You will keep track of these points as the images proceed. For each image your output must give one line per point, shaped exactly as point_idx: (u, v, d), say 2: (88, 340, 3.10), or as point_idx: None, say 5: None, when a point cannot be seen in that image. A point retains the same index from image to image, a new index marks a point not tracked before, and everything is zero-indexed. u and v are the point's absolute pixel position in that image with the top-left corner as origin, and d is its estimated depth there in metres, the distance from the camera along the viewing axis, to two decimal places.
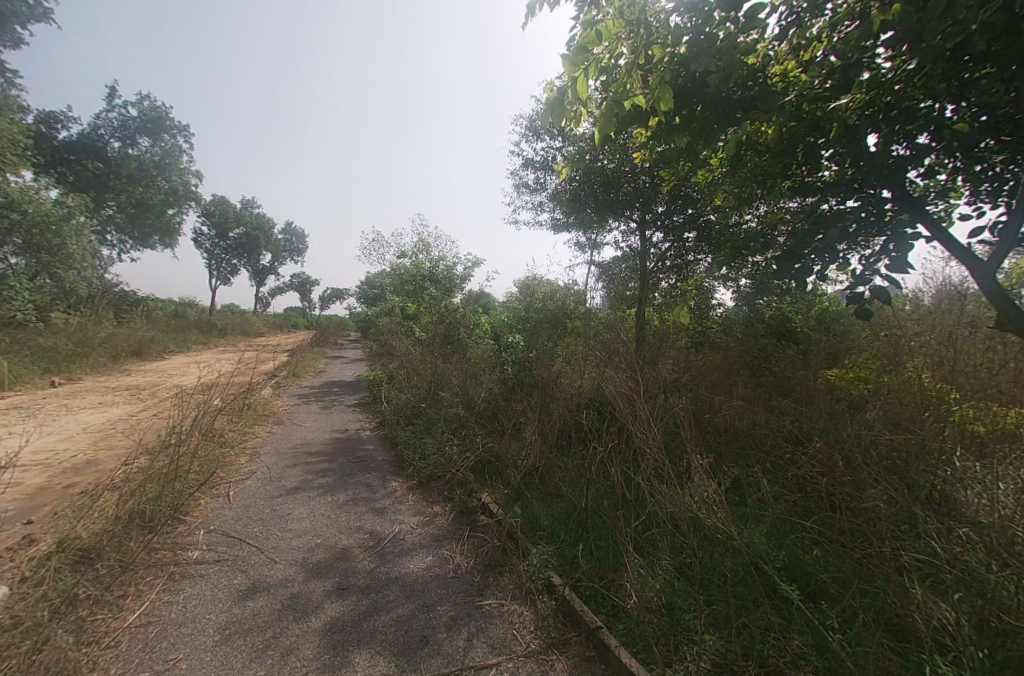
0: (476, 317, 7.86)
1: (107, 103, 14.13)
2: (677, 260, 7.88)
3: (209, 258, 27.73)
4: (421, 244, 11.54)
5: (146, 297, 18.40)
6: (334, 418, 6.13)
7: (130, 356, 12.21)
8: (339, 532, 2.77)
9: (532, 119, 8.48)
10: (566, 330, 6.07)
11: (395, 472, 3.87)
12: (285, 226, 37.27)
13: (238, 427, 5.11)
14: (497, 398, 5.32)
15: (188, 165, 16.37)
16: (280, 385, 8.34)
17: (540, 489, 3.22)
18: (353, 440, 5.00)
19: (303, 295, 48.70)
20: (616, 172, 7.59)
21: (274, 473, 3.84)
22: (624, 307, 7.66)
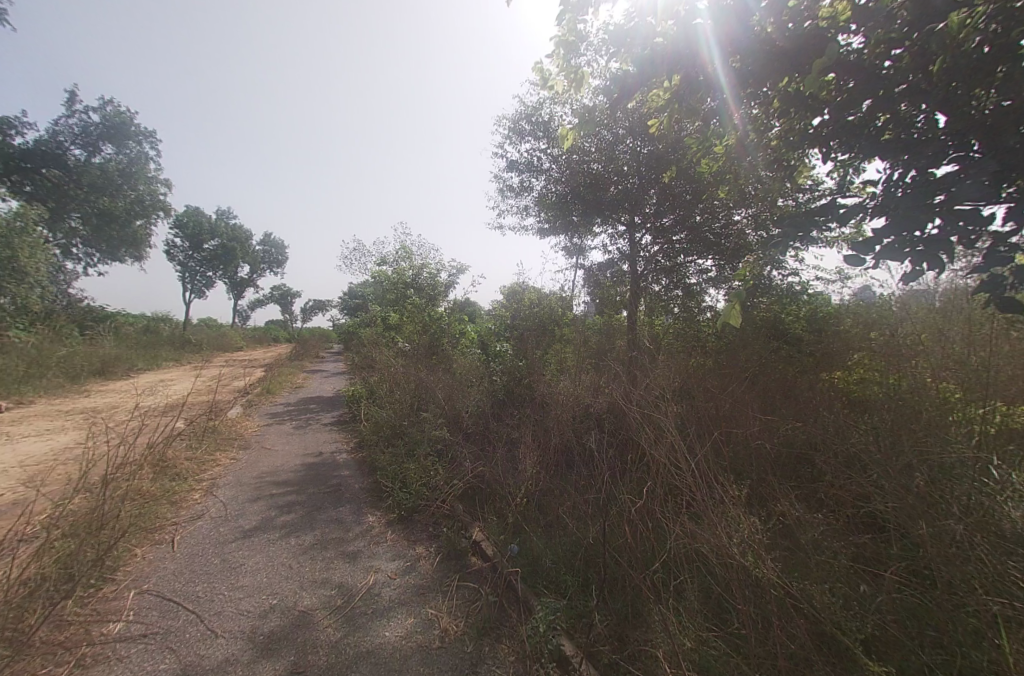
0: (461, 326, 7.44)
1: (68, 108, 13.36)
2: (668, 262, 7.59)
3: (183, 270, 26.76)
4: (403, 252, 11.07)
5: (113, 313, 17.47)
6: (308, 440, 5.61)
7: (92, 376, 11.39)
8: (301, 589, 2.29)
9: (517, 119, 8.16)
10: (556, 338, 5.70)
11: (372, 504, 3.40)
12: (265, 238, 36.48)
13: (197, 455, 4.55)
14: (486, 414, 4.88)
15: (157, 173, 15.63)
16: (252, 404, 7.73)
17: (540, 522, 2.80)
18: (328, 465, 4.50)
19: (283, 307, 47.47)
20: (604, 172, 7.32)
21: (232, 510, 3.32)
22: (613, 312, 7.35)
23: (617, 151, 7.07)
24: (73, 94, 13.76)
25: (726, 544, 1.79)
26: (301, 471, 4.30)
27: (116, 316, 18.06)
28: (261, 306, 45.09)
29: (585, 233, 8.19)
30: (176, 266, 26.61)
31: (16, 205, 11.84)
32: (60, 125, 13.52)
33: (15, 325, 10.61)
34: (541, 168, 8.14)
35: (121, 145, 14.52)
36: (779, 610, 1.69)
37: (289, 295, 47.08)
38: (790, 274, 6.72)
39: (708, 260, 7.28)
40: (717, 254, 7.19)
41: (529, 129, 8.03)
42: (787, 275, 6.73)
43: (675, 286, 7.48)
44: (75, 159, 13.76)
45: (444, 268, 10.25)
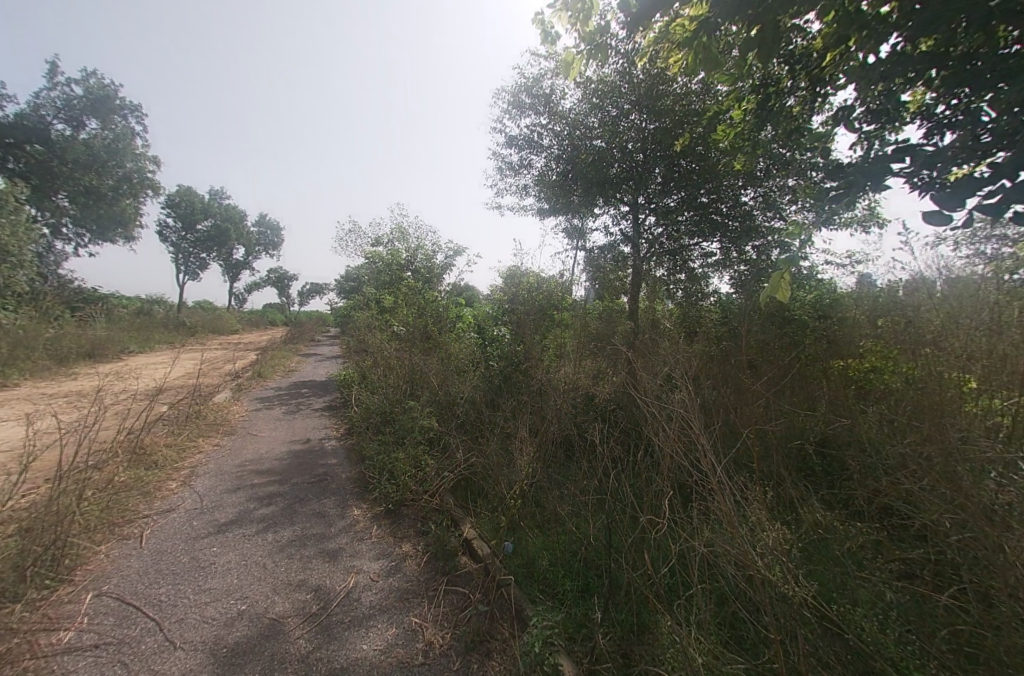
0: (457, 309, 7.17)
1: (47, 79, 12.76)
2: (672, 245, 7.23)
3: (176, 252, 26.25)
4: (398, 233, 10.70)
5: (103, 294, 17.11)
6: (297, 425, 5.40)
7: (81, 358, 11.13)
8: (274, 592, 2.09)
9: (516, 92, 7.72)
10: (554, 323, 5.44)
11: (358, 495, 3.20)
12: (260, 219, 35.83)
13: (178, 442, 4.34)
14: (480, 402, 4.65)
15: (145, 150, 15.08)
16: (242, 388, 7.50)
17: (536, 520, 2.60)
18: (315, 453, 4.29)
19: (280, 290, 46.95)
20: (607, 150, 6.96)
21: (208, 502, 3.12)
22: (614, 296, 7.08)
23: (622, 127, 6.68)
24: (53, 64, 13.13)
25: (747, 551, 1.59)
26: (287, 459, 4.09)
27: (108, 297, 17.71)
28: (258, 288, 44.59)
29: (586, 214, 7.84)
30: (168, 247, 26.09)
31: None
32: (40, 98, 12.94)
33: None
34: (541, 145, 7.74)
35: (105, 119, 13.96)
36: (804, 628, 1.50)
37: (286, 278, 46.50)
38: (799, 259, 6.42)
39: (713, 244, 6.96)
40: (723, 237, 6.86)
41: (529, 103, 7.60)
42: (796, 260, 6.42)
43: (677, 270, 7.17)
44: (58, 134, 13.23)
45: (440, 250, 9.90)
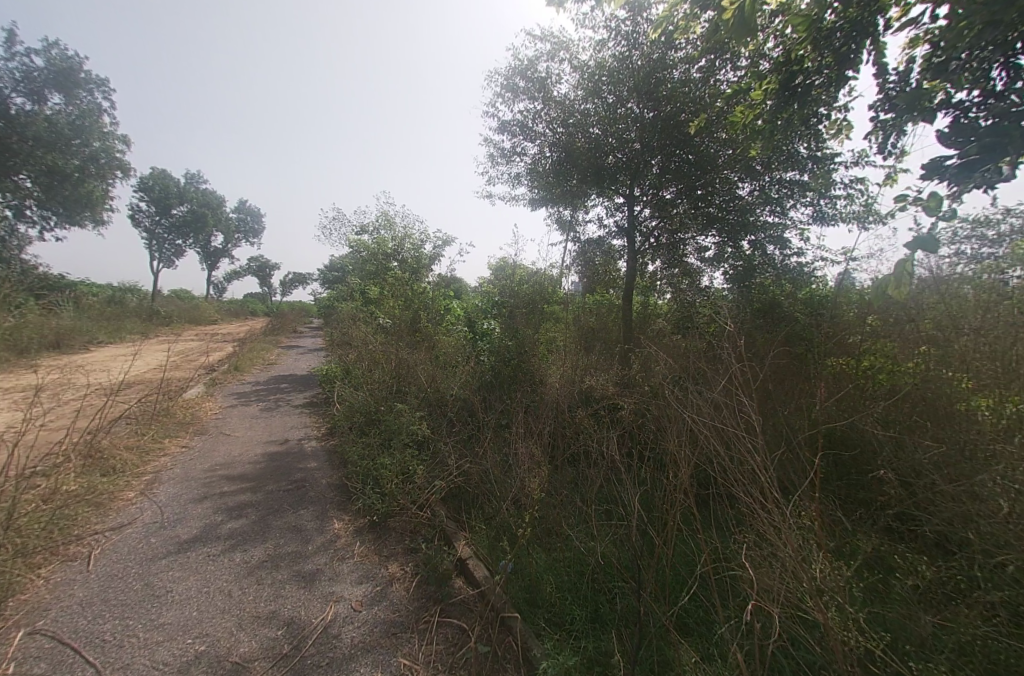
0: (446, 301, 6.91)
1: (3, 48, 11.82)
2: (670, 239, 6.97)
3: (149, 237, 25.13)
4: (384, 221, 10.26)
5: (68, 281, 16.18)
6: (275, 423, 5.07)
7: (43, 349, 10.46)
8: (240, 628, 1.81)
9: (510, 75, 7.36)
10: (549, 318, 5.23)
11: (340, 505, 2.93)
12: (240, 205, 34.64)
13: (141, 443, 3.98)
14: (469, 401, 4.39)
15: (113, 128, 14.21)
16: (216, 383, 7.07)
17: (538, 537, 2.36)
18: (293, 455, 3.98)
19: (261, 279, 45.62)
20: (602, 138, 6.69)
21: (170, 514, 2.80)
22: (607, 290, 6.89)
23: (620, 115, 6.40)
24: (9, 31, 12.14)
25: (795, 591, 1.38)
26: (262, 462, 3.78)
27: (74, 284, 16.79)
28: (238, 277, 43.22)
29: (580, 205, 7.57)
30: (141, 232, 24.94)
31: None
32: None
33: None
34: (535, 133, 7.40)
35: (70, 94, 13.06)
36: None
37: (267, 267, 45.15)
38: (795, 257, 6.26)
39: (708, 239, 6.77)
40: (718, 232, 6.68)
41: (523, 87, 7.25)
42: (792, 258, 6.26)
43: (672, 265, 6.96)
44: (16, 108, 12.31)
45: (428, 239, 9.53)
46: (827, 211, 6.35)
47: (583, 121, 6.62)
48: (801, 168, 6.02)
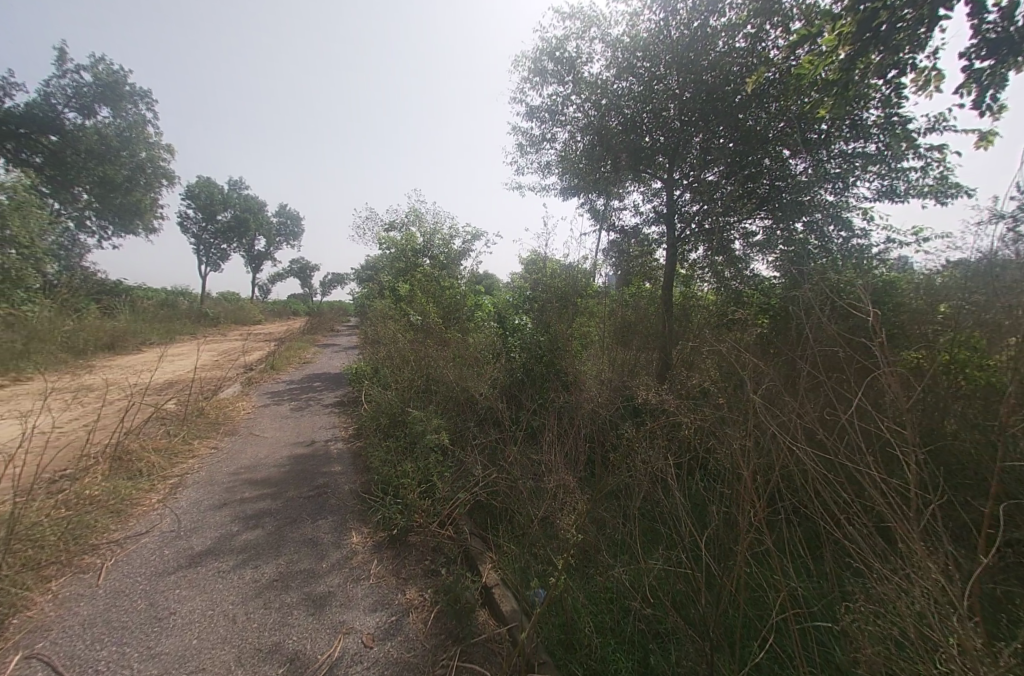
0: (477, 297, 6.70)
1: (56, 67, 12.56)
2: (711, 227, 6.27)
3: (198, 243, 26.54)
4: (413, 217, 10.12)
5: (125, 286, 17.26)
6: (304, 423, 5.01)
7: (101, 350, 11.11)
8: (238, 663, 1.62)
9: (537, 58, 6.99)
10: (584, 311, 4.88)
11: (359, 515, 2.74)
12: (281, 209, 36.01)
13: (172, 444, 3.98)
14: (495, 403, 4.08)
15: (158, 138, 14.90)
16: (252, 381, 7.17)
17: (574, 566, 2.04)
18: (318, 456, 3.84)
19: (302, 280, 47.35)
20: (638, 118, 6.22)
21: (188, 522, 2.70)
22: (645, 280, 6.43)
23: (656, 92, 5.89)
24: (61, 50, 12.88)
25: None
26: (286, 464, 3.66)
27: (131, 289, 17.91)
28: (280, 279, 45.06)
29: (613, 193, 7.10)
30: (190, 238, 26.36)
31: (9, 172, 11.31)
32: (50, 87, 12.78)
33: (17, 298, 10.28)
34: (565, 117, 7.00)
35: (118, 108, 13.76)
36: None
37: (307, 268, 46.79)
38: (857, 239, 5.51)
39: (756, 223, 6.14)
40: (766, 213, 6.04)
41: (552, 69, 6.86)
42: (853, 240, 5.49)
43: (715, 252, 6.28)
44: (69, 123, 13.09)
45: (457, 234, 9.32)
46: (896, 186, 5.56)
47: (616, 101, 6.17)
48: (865, 138, 5.29)
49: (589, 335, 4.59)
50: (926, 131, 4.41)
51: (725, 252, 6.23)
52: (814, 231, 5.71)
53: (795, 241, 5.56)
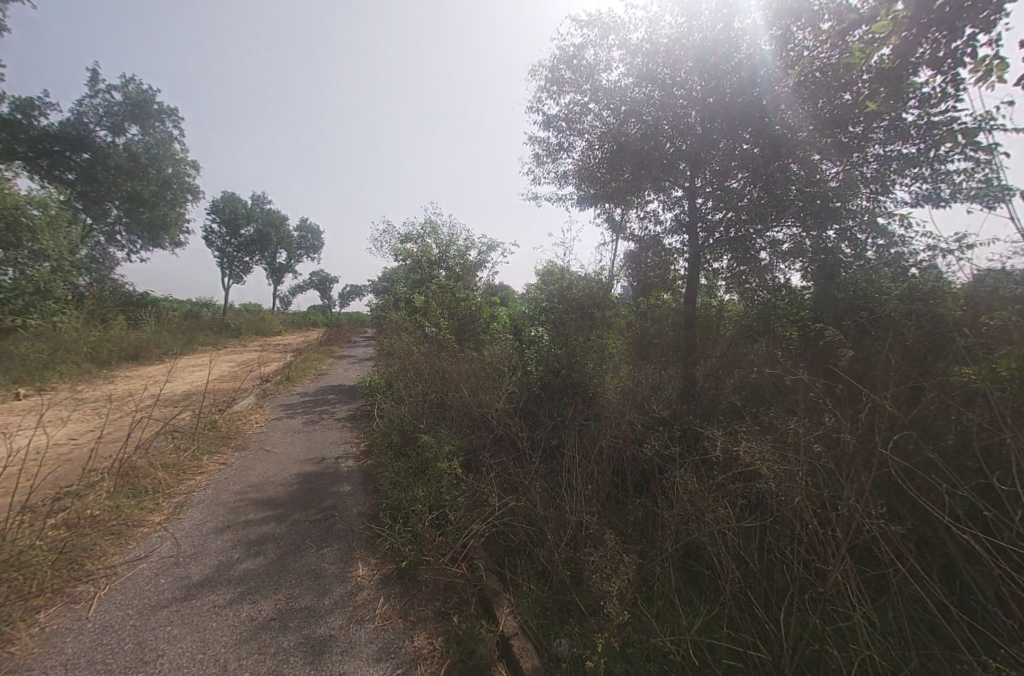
0: (492, 307, 6.54)
1: (91, 88, 13.13)
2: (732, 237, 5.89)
3: (222, 256, 27.30)
4: (429, 228, 10.07)
5: (151, 298, 17.75)
6: (315, 437, 4.88)
7: (124, 360, 11.32)
8: None
9: (554, 67, 6.90)
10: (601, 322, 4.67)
11: (366, 543, 2.54)
12: (302, 223, 36.89)
13: (180, 459, 3.88)
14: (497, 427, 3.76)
15: (184, 155, 15.39)
16: (267, 393, 7.12)
17: (606, 619, 1.78)
18: (328, 475, 3.67)
19: (321, 291, 48.24)
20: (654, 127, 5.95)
21: (188, 547, 2.56)
22: (667, 291, 6.17)
23: (676, 99, 5.73)
24: (95, 72, 13.42)
25: None
26: (294, 483, 3.50)
27: (157, 300, 18.40)
28: (301, 291, 45.97)
29: (632, 202, 6.90)
30: (214, 251, 27.13)
31: (44, 188, 11.78)
32: (85, 107, 13.35)
33: (46, 309, 10.59)
34: (583, 126, 6.87)
35: (147, 126, 14.27)
36: None
37: (326, 280, 47.67)
38: (893, 246, 5.04)
39: (782, 231, 5.60)
40: (790, 219, 5.48)
41: (569, 78, 6.76)
42: (892, 248, 4.99)
43: (738, 262, 5.93)
44: (101, 141, 13.62)
45: (473, 245, 9.22)
46: (931, 191, 5.20)
47: (631, 113, 6.06)
48: (904, 140, 4.91)
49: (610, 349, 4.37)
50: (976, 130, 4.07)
51: (747, 265, 5.79)
52: (845, 238, 5.13)
53: (823, 250, 5.02)
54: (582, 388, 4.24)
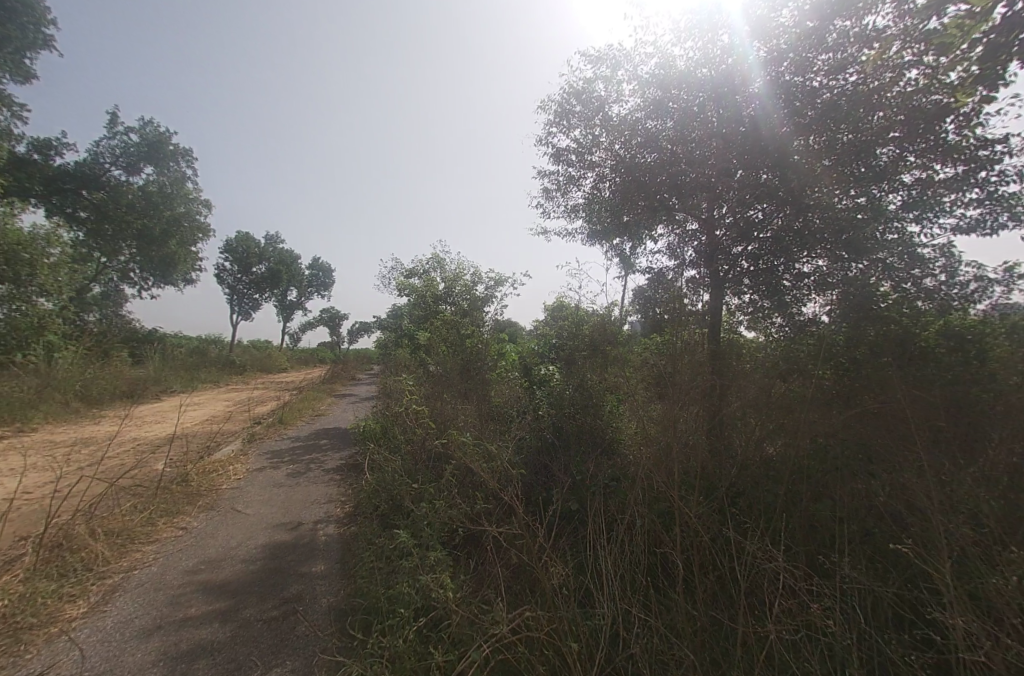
0: (500, 343, 6.06)
1: (109, 130, 13.63)
2: (755, 268, 5.34)
3: (232, 292, 27.56)
4: (434, 262, 9.78)
5: (156, 334, 17.63)
6: (298, 492, 4.29)
7: (117, 399, 10.88)
8: None
9: (563, 101, 6.75)
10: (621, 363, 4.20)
11: (332, 661, 1.90)
12: (313, 261, 37.59)
13: (131, 526, 3.29)
14: (469, 505, 2.92)
15: (197, 194, 15.72)
16: (254, 437, 6.51)
17: None
18: (300, 547, 3.05)
19: (330, 329, 48.48)
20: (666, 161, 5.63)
21: (97, 661, 1.93)
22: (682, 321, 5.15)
23: (689, 130, 5.30)
24: (115, 116, 13.91)
25: None
26: (257, 560, 2.87)
27: (162, 336, 18.29)
28: (310, 328, 46.01)
29: (646, 234, 6.51)
30: (225, 288, 27.41)
31: (53, 223, 11.86)
32: (101, 147, 13.76)
33: (43, 345, 10.33)
34: (592, 159, 6.58)
35: (161, 165, 14.64)
36: None
37: (335, 317, 47.80)
38: (932, 282, 4.23)
39: (805, 263, 5.00)
40: (818, 250, 4.82)
41: (578, 112, 6.55)
42: (927, 283, 4.25)
43: (762, 295, 5.32)
44: (115, 179, 13.93)
45: (479, 280, 8.83)
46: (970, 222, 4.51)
47: (639, 149, 5.87)
48: (939, 162, 4.36)
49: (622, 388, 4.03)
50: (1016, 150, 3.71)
51: (772, 297, 5.22)
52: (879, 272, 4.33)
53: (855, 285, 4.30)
54: (597, 438, 3.77)
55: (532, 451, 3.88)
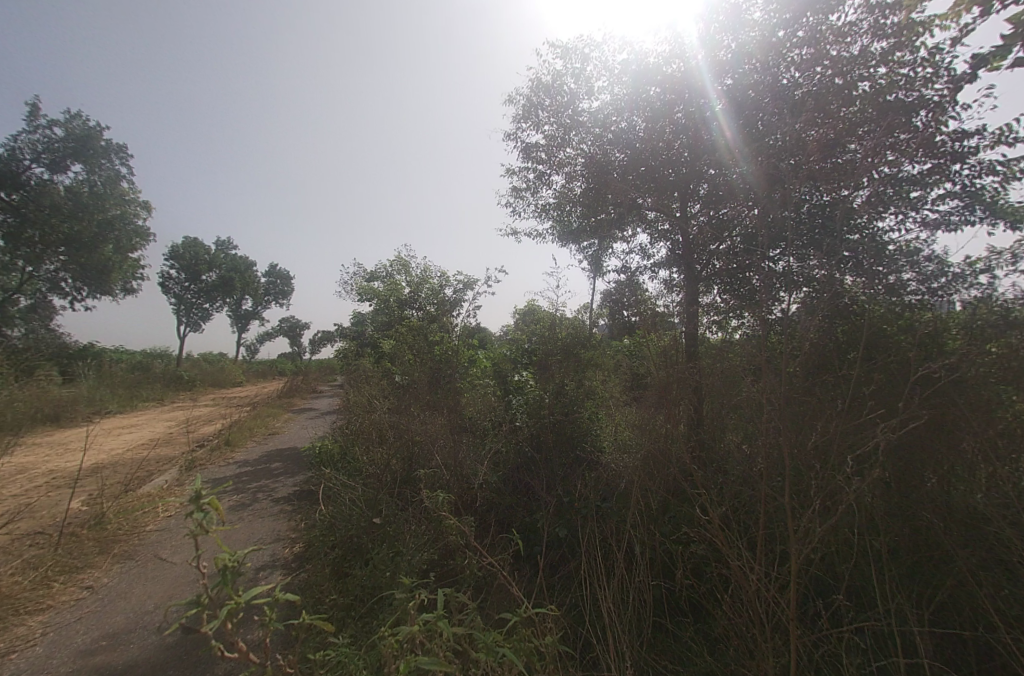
0: (471, 350, 5.65)
1: (29, 123, 12.27)
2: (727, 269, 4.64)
3: (179, 302, 25.64)
4: (398, 265, 9.24)
5: (89, 348, 15.99)
6: (239, 530, 3.69)
7: (39, 423, 9.61)
8: None
9: (528, 98, 6.38)
10: (595, 367, 3.95)
11: None
12: (272, 269, 35.76)
13: (17, 591, 2.64)
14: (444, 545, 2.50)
15: (135, 194, 14.44)
16: (193, 464, 5.74)
17: None
18: (235, 606, 2.52)
19: (291, 339, 46.24)
20: (634, 160, 5.30)
21: None
22: (633, 344, 3.64)
23: (661, 125, 5.03)
24: (37, 107, 12.55)
25: None
26: (178, 628, 2.32)
27: (98, 351, 16.63)
28: (268, 338, 43.63)
29: (616, 235, 6.28)
30: (171, 297, 25.48)
31: None
32: (20, 142, 12.36)
33: None
34: (561, 156, 6.19)
35: (92, 163, 13.32)
36: None
37: (296, 326, 45.59)
38: (923, 279, 3.18)
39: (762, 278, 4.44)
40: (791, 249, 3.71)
41: (545, 106, 6.15)
42: (921, 280, 3.18)
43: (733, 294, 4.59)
44: (37, 178, 12.56)
45: (447, 283, 8.34)
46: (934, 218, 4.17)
47: (609, 147, 5.54)
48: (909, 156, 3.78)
49: (604, 395, 3.68)
50: (997, 145, 3.25)
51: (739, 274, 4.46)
52: (847, 265, 3.21)
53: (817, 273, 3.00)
54: (581, 449, 3.47)
55: (510, 469, 3.50)
